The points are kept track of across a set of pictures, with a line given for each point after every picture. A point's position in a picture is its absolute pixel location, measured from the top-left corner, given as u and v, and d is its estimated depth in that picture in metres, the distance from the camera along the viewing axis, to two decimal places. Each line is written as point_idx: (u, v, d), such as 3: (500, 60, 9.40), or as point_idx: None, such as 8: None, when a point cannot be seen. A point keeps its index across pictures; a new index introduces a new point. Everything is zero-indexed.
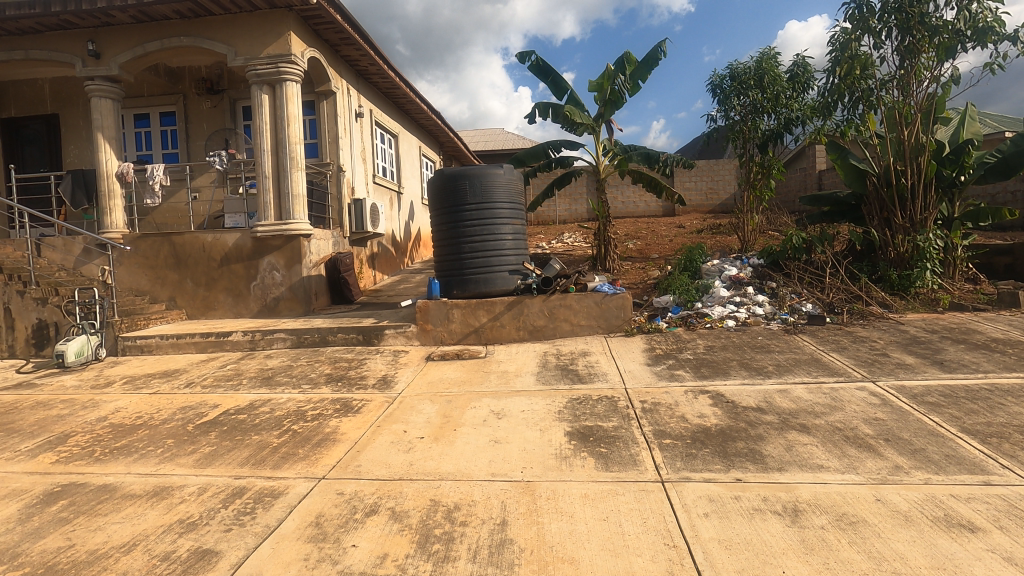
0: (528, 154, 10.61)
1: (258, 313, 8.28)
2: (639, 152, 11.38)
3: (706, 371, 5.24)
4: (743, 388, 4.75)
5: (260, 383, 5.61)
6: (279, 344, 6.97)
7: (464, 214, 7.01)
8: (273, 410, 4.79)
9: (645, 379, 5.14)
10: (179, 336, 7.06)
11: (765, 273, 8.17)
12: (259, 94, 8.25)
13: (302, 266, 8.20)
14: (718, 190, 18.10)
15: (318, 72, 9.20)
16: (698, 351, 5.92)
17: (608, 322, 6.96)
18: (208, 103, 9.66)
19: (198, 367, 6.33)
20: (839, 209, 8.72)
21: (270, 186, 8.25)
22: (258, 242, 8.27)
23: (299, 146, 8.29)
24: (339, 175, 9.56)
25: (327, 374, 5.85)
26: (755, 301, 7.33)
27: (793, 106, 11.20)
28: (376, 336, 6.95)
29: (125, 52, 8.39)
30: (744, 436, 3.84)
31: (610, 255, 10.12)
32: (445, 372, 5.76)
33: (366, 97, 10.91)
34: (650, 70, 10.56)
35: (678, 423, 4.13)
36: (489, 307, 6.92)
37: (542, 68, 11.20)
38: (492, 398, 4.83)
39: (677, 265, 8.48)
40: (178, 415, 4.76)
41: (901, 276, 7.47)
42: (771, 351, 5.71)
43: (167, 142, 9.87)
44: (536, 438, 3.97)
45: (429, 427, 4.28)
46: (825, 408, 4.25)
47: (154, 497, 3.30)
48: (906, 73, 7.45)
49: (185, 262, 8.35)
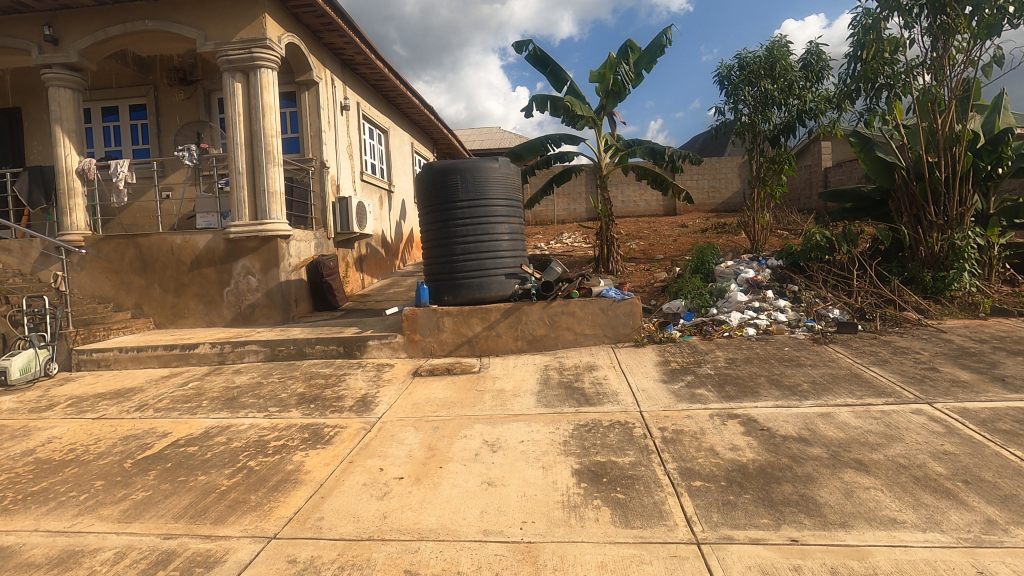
0: (526, 150, 9.89)
1: (231, 321, 7.59)
2: (644, 147, 10.77)
3: (732, 391, 4.56)
4: (778, 412, 4.08)
5: (220, 406, 4.90)
6: (251, 357, 6.29)
7: (455, 211, 6.33)
8: (229, 442, 4.09)
9: (662, 401, 4.43)
10: (140, 348, 6.36)
11: (785, 275, 7.48)
12: (231, 82, 7.53)
13: (280, 270, 7.51)
14: (720, 189, 17.48)
15: (299, 60, 8.51)
16: (719, 365, 5.23)
17: (615, 330, 6.29)
18: (181, 94, 8.98)
19: (155, 385, 5.62)
20: (862, 205, 8.07)
21: (243, 183, 7.56)
22: (230, 244, 7.56)
23: (276, 139, 7.60)
24: (323, 172, 8.88)
25: (300, 395, 5.13)
26: (777, 306, 6.68)
27: (806, 96, 10.55)
28: (358, 348, 6.26)
29: (85, 38, 7.67)
30: (790, 477, 3.17)
31: (613, 256, 9.49)
32: (433, 392, 5.06)
33: (353, 89, 10.21)
34: (655, 59, 9.90)
35: (707, 458, 3.45)
36: (484, 315, 6.23)
37: (540, 58, 10.55)
38: (486, 425, 4.15)
39: (688, 267, 7.85)
40: (118, 447, 4.06)
41: (936, 278, 6.81)
42: (803, 366, 5.02)
43: (137, 137, 9.17)
44: (539, 480, 3.28)
45: (409, 464, 3.59)
46: (881, 439, 3.57)
47: (56, 568, 2.61)
48: (939, 56, 6.79)
49: (152, 266, 7.65)
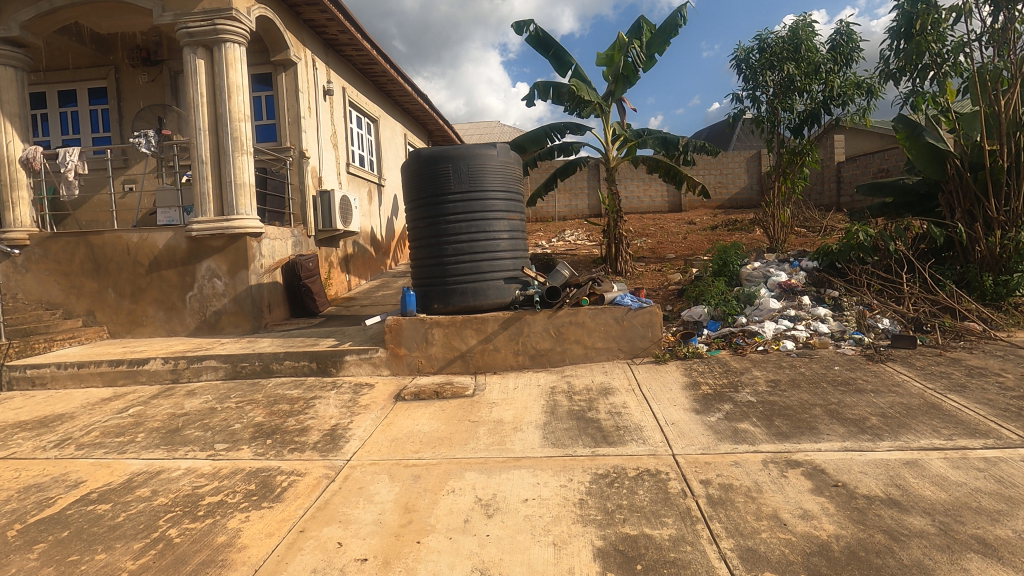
0: (528, 140, 9.04)
1: (194, 331, 6.71)
2: (655, 136, 9.91)
3: (784, 426, 3.69)
4: (849, 458, 3.22)
5: (157, 442, 4.02)
6: (209, 375, 5.42)
7: (446, 205, 5.45)
8: (153, 496, 3.21)
9: (699, 440, 3.57)
10: (81, 364, 5.50)
11: (822, 279, 6.60)
12: (192, 59, 6.63)
13: (249, 273, 6.62)
14: (727, 184, 16.62)
15: (273, 37, 7.62)
16: (759, 390, 4.37)
17: (631, 344, 5.43)
18: (145, 76, 8.09)
19: (90, 411, 4.73)
20: (905, 199, 7.21)
21: (207, 174, 6.68)
22: (194, 243, 6.68)
23: (244, 124, 6.72)
24: (302, 163, 8.01)
25: (256, 426, 4.25)
26: (816, 315, 5.83)
27: (833, 81, 9.64)
28: (333, 365, 5.39)
29: (28, 8, 6.77)
30: (897, 568, 2.30)
31: (621, 256, 8.66)
32: (417, 423, 4.19)
33: (338, 74, 9.33)
34: (668, 40, 9.03)
35: (774, 531, 2.59)
36: (480, 325, 5.36)
37: (542, 39, 9.66)
38: (481, 474, 3.29)
39: (709, 268, 7.00)
40: (10, 504, 3.18)
41: (997, 282, 5.94)
42: (864, 393, 4.13)
43: (96, 124, 8.30)
44: (549, 568, 2.41)
45: (377, 537, 2.72)
46: (1000, 504, 2.70)
47: None
48: (1002, 27, 5.91)
49: (106, 268, 6.78)
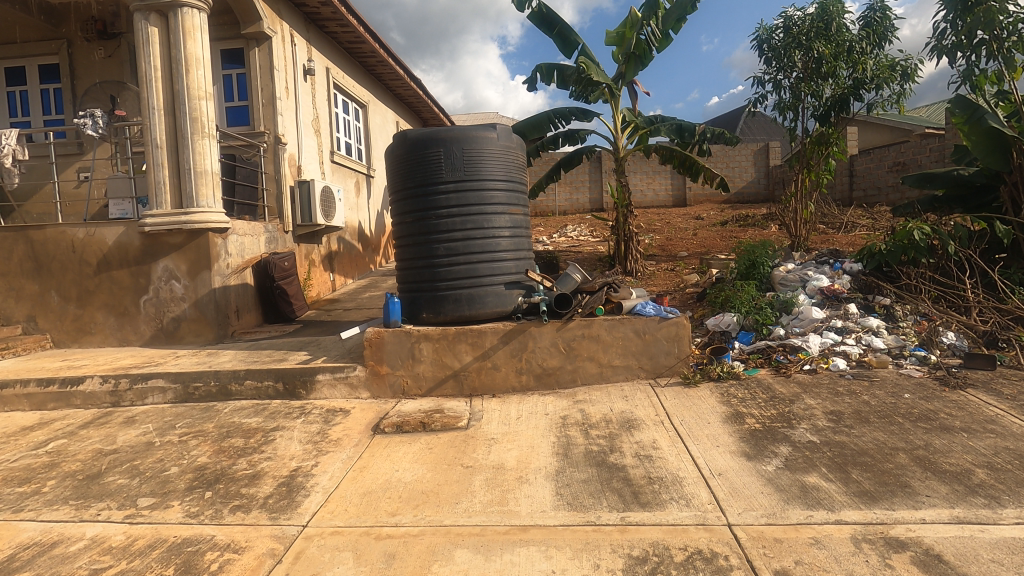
0: (530, 127, 8.19)
1: (150, 340, 5.87)
2: (669, 123, 9.03)
3: (867, 481, 2.87)
4: (971, 539, 2.39)
5: (67, 495, 3.17)
6: (155, 398, 4.58)
7: (437, 196, 4.60)
8: None
9: (760, 503, 2.75)
10: (5, 384, 4.65)
11: (869, 283, 5.78)
12: (144, 26, 5.73)
13: (212, 274, 5.76)
14: (734, 178, 15.78)
15: (244, 7, 6.72)
16: (819, 425, 3.56)
17: (654, 361, 4.61)
18: (101, 51, 7.21)
19: (2, 446, 3.89)
20: (959, 192, 6.44)
21: (163, 160, 5.81)
22: (148, 239, 5.82)
23: (206, 103, 5.85)
24: (278, 150, 7.15)
25: (197, 471, 3.42)
26: (867, 327, 5.03)
27: (864, 64, 8.76)
28: (303, 386, 4.56)
29: None
30: None
31: (632, 255, 7.83)
32: (398, 469, 3.35)
33: (322, 52, 8.44)
34: (685, 15, 8.13)
35: None
36: (476, 340, 4.54)
37: (545, 17, 8.77)
38: (476, 555, 2.46)
39: (735, 270, 6.09)
40: None
41: None
42: (956, 433, 3.31)
43: (49, 105, 7.42)
44: None
45: None
46: None
47: None
48: None
49: (48, 268, 5.92)
